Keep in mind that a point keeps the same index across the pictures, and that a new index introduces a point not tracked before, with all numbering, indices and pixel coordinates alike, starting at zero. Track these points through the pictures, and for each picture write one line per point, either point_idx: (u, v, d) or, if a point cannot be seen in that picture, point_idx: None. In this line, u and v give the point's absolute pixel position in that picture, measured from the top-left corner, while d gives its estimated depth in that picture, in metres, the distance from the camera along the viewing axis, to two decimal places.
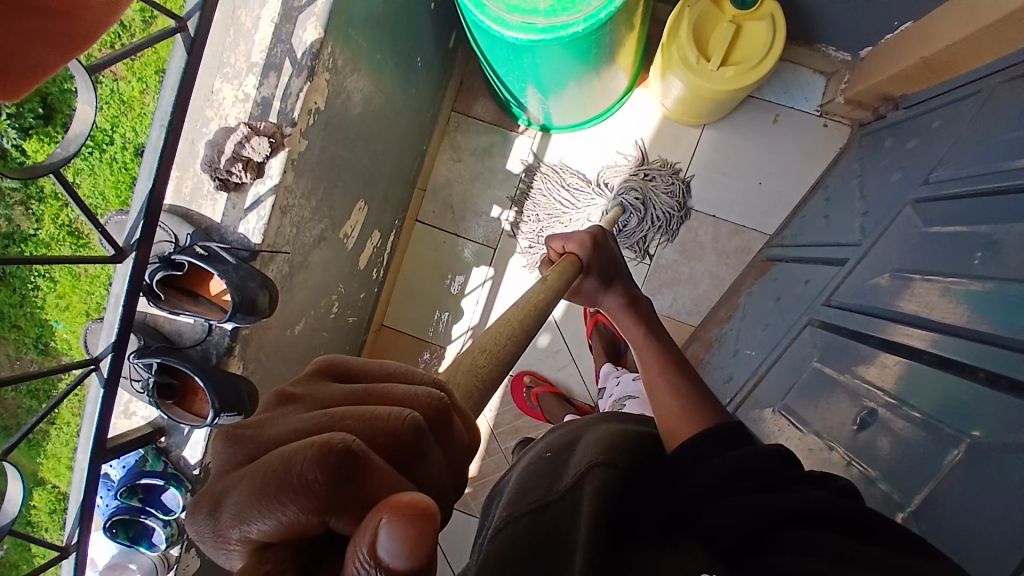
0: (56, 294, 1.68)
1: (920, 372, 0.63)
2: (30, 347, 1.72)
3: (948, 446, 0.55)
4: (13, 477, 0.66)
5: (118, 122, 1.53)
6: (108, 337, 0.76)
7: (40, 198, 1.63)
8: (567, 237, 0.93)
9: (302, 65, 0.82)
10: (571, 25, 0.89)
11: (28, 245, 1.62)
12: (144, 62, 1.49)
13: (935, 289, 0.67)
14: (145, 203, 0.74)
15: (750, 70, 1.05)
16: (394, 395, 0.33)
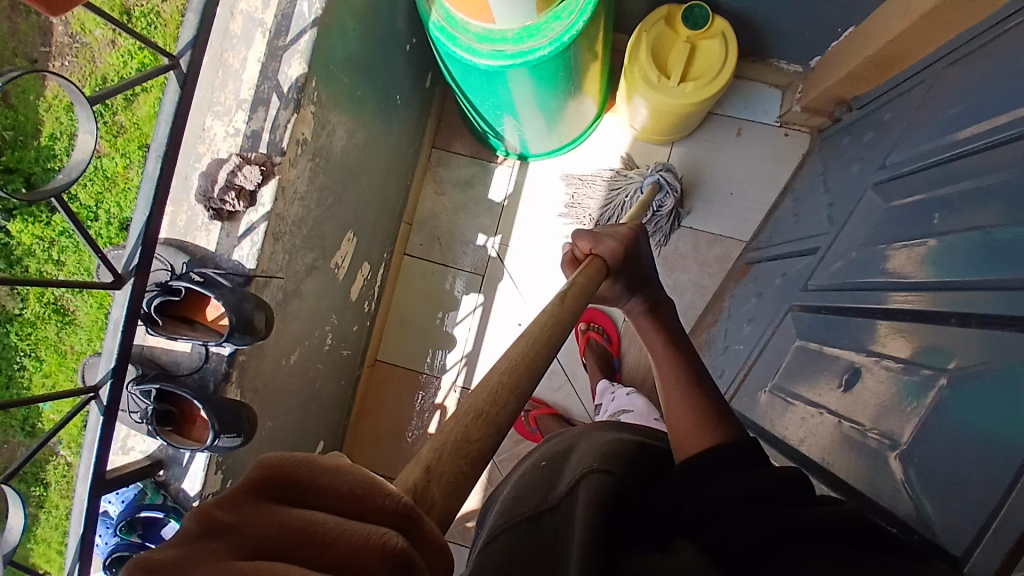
0: (42, 373, 1.67)
1: (896, 328, 0.66)
2: (16, 429, 1.69)
3: (928, 384, 0.58)
4: (15, 507, 0.66)
5: (102, 199, 1.57)
6: (107, 363, 0.77)
7: (25, 277, 1.64)
8: (596, 237, 0.76)
9: (288, 98, 0.87)
10: (537, 49, 0.96)
11: (14, 325, 1.66)
12: (127, 138, 1.54)
13: (903, 253, 0.72)
14: (142, 232, 0.77)
15: (707, 85, 1.13)
16: (346, 538, 0.28)
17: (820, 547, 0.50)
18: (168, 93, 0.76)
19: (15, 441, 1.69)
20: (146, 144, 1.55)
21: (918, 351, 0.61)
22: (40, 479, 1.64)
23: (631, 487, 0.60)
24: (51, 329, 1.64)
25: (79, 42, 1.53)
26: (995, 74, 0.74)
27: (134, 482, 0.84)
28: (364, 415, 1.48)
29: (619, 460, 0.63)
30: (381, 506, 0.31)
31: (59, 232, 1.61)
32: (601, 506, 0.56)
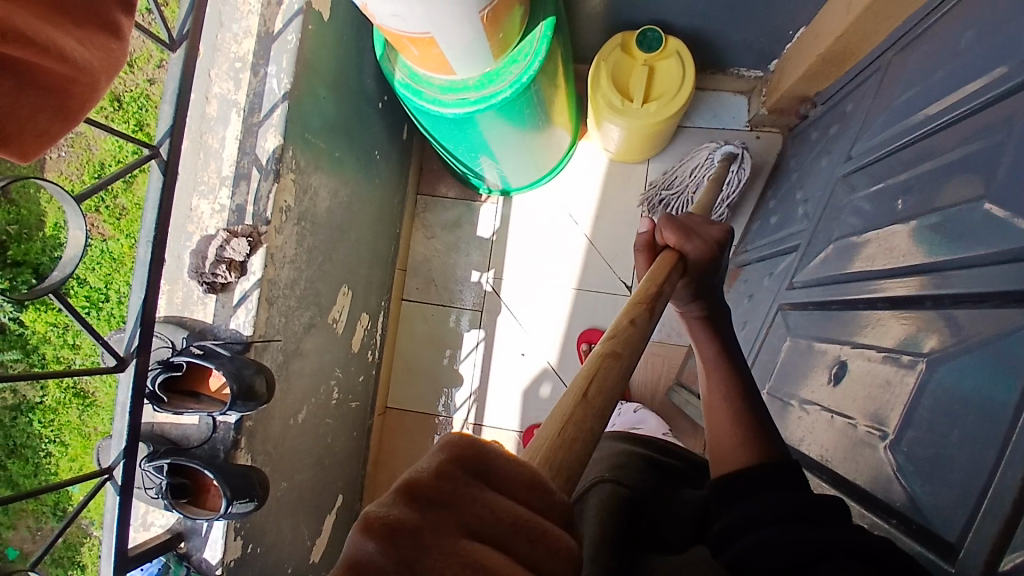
0: (69, 458, 1.66)
1: (873, 316, 0.69)
2: (49, 515, 1.64)
3: (910, 370, 0.60)
4: None
5: (111, 279, 1.60)
6: (119, 445, 0.80)
7: (44, 364, 1.62)
8: (685, 233, 0.71)
9: (267, 169, 0.91)
10: (498, 92, 1.00)
11: (37, 412, 1.64)
12: (129, 219, 1.58)
13: (874, 242, 0.74)
14: (139, 314, 0.80)
15: (669, 102, 1.16)
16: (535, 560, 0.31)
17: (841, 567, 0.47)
18: (152, 181, 0.81)
19: (49, 527, 1.64)
20: None
21: (899, 334, 0.63)
22: (76, 561, 1.59)
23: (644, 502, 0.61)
24: (74, 413, 1.65)
25: (73, 132, 1.49)
26: (938, 58, 0.77)
27: (157, 556, 0.86)
28: (380, 465, 1.50)
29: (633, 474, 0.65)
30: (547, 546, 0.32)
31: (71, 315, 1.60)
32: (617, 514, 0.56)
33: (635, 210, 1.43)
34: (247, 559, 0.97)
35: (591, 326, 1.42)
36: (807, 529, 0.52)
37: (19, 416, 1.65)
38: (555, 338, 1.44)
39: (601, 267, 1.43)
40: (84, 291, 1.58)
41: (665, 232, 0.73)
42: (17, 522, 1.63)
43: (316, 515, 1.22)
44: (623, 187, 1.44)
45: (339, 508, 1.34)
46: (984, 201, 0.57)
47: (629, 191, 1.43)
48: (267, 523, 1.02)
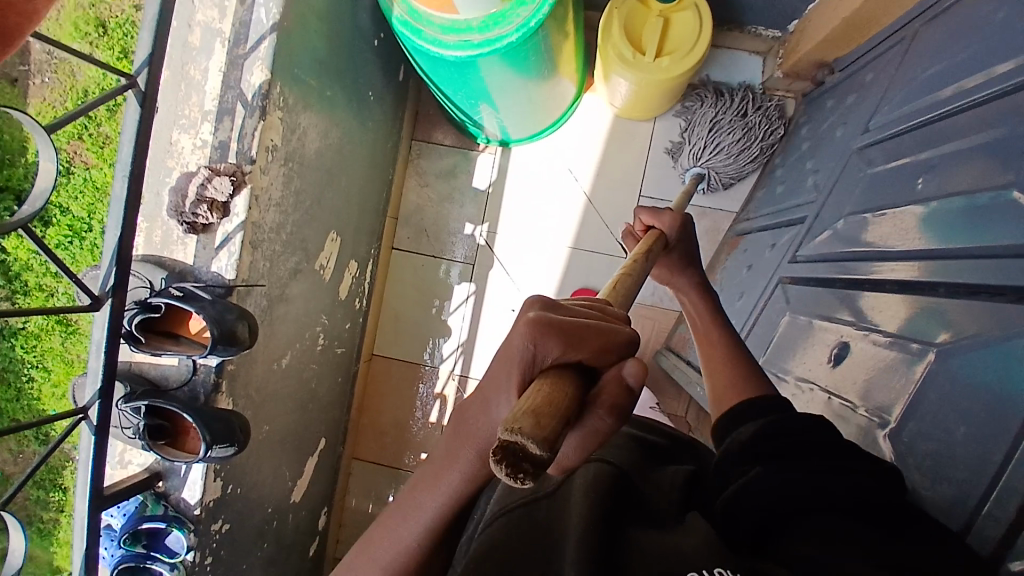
0: (52, 384, 1.65)
1: (881, 299, 0.67)
2: (31, 440, 1.65)
3: (917, 358, 0.59)
4: (13, 530, 0.68)
5: (94, 209, 1.55)
6: (94, 384, 0.78)
7: (26, 291, 1.59)
8: (655, 211, 0.87)
9: (253, 105, 0.86)
10: (504, 36, 0.93)
11: (19, 338, 1.62)
12: (113, 148, 1.51)
13: (887, 221, 0.71)
14: (115, 253, 0.77)
15: (684, 58, 1.10)
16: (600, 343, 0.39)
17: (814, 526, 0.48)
18: (130, 112, 0.76)
19: (31, 451, 1.66)
20: None
21: (908, 321, 0.61)
22: (58, 485, 1.60)
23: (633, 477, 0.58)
24: (57, 340, 1.63)
25: (57, 57, 1.41)
26: (968, 32, 0.72)
27: (134, 495, 0.86)
28: (364, 411, 1.51)
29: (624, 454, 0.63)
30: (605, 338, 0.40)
31: (54, 244, 1.55)
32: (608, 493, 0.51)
33: (637, 169, 1.38)
34: (227, 499, 0.98)
35: (584, 286, 1.40)
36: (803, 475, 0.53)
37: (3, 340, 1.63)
38: (546, 296, 1.42)
39: (598, 226, 1.40)
40: (66, 220, 1.53)
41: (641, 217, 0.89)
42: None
43: (298, 457, 1.24)
44: (626, 145, 1.39)
45: (322, 451, 1.36)
46: (1009, 189, 0.55)
47: (633, 149, 1.38)
48: (248, 464, 1.03)
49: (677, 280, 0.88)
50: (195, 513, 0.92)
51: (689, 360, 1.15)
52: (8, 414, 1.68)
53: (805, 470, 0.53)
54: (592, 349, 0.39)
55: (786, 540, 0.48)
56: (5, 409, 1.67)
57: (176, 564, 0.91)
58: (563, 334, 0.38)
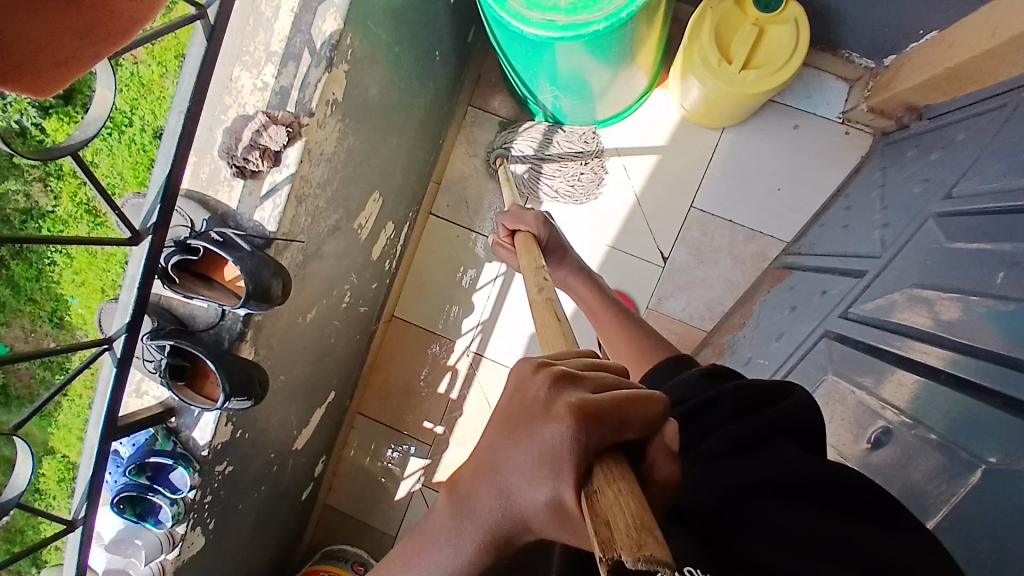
0: (72, 271, 1.64)
1: (936, 393, 0.66)
2: (44, 320, 1.67)
3: (965, 469, 0.59)
4: (23, 454, 0.69)
5: (137, 105, 1.53)
6: (123, 317, 0.78)
7: (59, 175, 1.61)
8: (517, 216, 0.98)
9: (320, 56, 0.82)
10: (591, 23, 0.88)
11: (46, 221, 1.62)
12: (164, 46, 1.49)
13: (949, 305, 0.69)
14: (162, 188, 0.75)
15: (771, 75, 1.04)
16: (646, 411, 0.38)
17: (783, 509, 0.48)
18: (195, 44, 0.72)
19: (42, 332, 1.67)
20: (182, 54, 1.49)
21: (959, 425, 0.61)
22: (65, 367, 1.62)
23: None
24: (83, 229, 1.62)
25: None
26: None
27: (147, 428, 0.87)
28: (375, 368, 1.51)
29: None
30: (644, 402, 0.38)
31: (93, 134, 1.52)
32: None
33: (694, 177, 1.32)
34: (234, 443, 0.99)
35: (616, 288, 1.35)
36: (747, 455, 0.53)
37: (28, 221, 1.61)
38: None
39: (642, 230, 1.35)
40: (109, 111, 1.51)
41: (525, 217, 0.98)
42: (12, 320, 1.67)
43: (307, 407, 1.24)
44: (688, 152, 1.32)
45: (330, 403, 1.36)
46: None
47: (695, 157, 1.32)
48: (260, 412, 1.03)
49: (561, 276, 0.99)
50: (202, 454, 0.93)
51: None
52: (24, 292, 1.67)
53: (762, 458, 0.52)
54: (642, 425, 0.38)
55: (762, 514, 0.48)
56: (22, 289, 1.67)
57: (176, 500, 0.92)
58: (612, 423, 0.36)
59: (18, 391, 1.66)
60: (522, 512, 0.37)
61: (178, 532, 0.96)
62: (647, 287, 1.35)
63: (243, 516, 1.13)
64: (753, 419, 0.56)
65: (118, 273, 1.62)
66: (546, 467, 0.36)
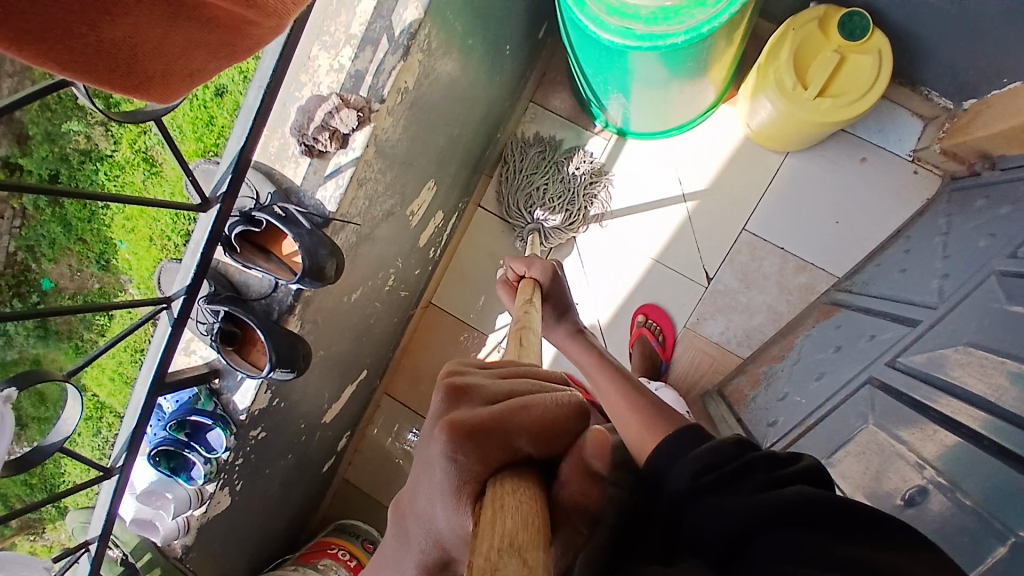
0: (123, 217, 1.65)
1: (981, 462, 0.64)
2: (91, 261, 1.70)
3: (995, 539, 0.59)
4: (72, 400, 0.74)
5: None
6: (184, 279, 0.82)
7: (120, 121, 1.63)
8: (528, 262, 0.99)
9: (398, 43, 0.83)
10: (669, 35, 0.87)
11: (104, 164, 1.66)
12: None
13: (1000, 369, 0.67)
14: (235, 160, 0.77)
15: (845, 105, 1.01)
16: (536, 414, 0.36)
17: None
18: None
19: (89, 273, 1.71)
20: None
21: (1003, 497, 0.60)
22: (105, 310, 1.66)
23: None
24: (138, 176, 1.65)
25: None
26: None
27: (190, 386, 0.90)
28: (408, 351, 1.53)
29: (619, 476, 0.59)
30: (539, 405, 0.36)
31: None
32: None
33: (750, 199, 1.30)
34: (269, 411, 1.01)
35: (653, 301, 1.35)
36: None
37: (87, 162, 1.66)
38: (614, 299, 1.37)
39: (690, 245, 1.33)
40: None
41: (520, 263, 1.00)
42: (60, 258, 1.72)
43: (339, 382, 1.27)
44: (748, 173, 1.30)
45: (361, 381, 1.39)
46: None
47: (753, 179, 1.30)
48: (297, 384, 1.06)
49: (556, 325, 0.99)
50: (239, 418, 0.95)
51: (741, 417, 1.11)
52: (76, 233, 1.69)
53: None
54: (537, 432, 0.35)
55: None
56: (73, 227, 1.69)
57: (210, 459, 0.96)
58: (497, 445, 0.34)
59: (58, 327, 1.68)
60: (442, 541, 0.36)
61: (206, 492, 0.98)
62: (687, 304, 1.33)
63: (268, 481, 1.16)
64: (779, 473, 0.49)
65: (171, 225, 1.59)
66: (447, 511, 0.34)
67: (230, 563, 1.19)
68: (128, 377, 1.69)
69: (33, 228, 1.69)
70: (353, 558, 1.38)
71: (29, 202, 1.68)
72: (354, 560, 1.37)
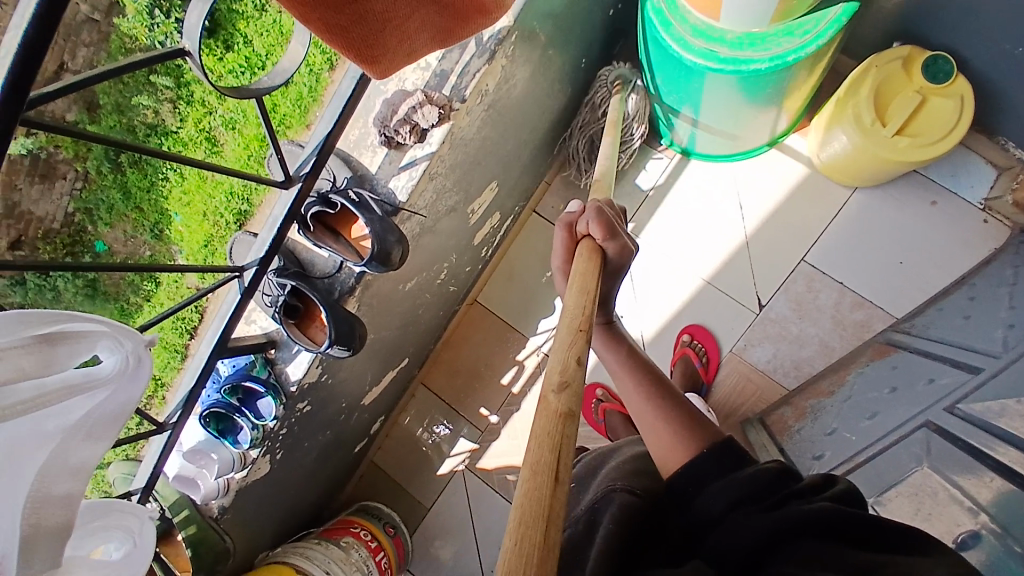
0: (181, 189, 1.70)
1: None
2: (146, 229, 1.76)
3: None
4: None
5: (273, 51, 1.61)
6: (258, 251, 0.86)
7: (189, 101, 1.71)
8: (609, 229, 0.71)
9: (485, 46, 0.86)
10: (753, 61, 0.87)
11: (169, 140, 1.73)
12: None
13: None
14: (321, 144, 0.81)
15: (923, 147, 1.00)
16: None
17: (802, 551, 0.54)
18: None
19: (142, 240, 1.77)
20: None
21: None
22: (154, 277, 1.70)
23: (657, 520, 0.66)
24: (199, 153, 1.70)
25: None
26: None
27: (249, 353, 0.94)
28: (448, 345, 1.56)
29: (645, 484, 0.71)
30: None
31: (228, 69, 1.62)
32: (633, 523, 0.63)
33: (811, 231, 1.28)
34: (319, 385, 1.05)
35: (700, 323, 1.34)
36: (760, 512, 0.59)
37: (152, 136, 1.73)
38: (659, 317, 1.36)
39: (743, 271, 1.32)
40: (246, 52, 1.61)
41: (590, 224, 0.72)
42: (115, 223, 1.79)
43: (382, 367, 1.30)
44: (811, 204, 1.29)
45: (401, 369, 1.42)
46: None
47: (816, 211, 1.28)
48: (346, 363, 1.09)
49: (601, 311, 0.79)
50: (290, 389, 0.99)
51: (783, 447, 1.10)
52: (134, 202, 1.76)
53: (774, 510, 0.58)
54: None
55: (777, 564, 0.54)
56: (132, 195, 1.76)
57: (257, 426, 0.99)
58: None
59: (107, 288, 1.71)
60: None
61: (250, 456, 1.02)
62: (735, 329, 1.32)
63: (306, 452, 1.20)
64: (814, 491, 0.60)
65: (223, 202, 1.63)
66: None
67: (260, 527, 1.24)
68: (173, 347, 1.61)
69: (95, 191, 1.77)
70: (375, 540, 1.41)
71: (92, 166, 1.75)
72: (376, 541, 1.40)
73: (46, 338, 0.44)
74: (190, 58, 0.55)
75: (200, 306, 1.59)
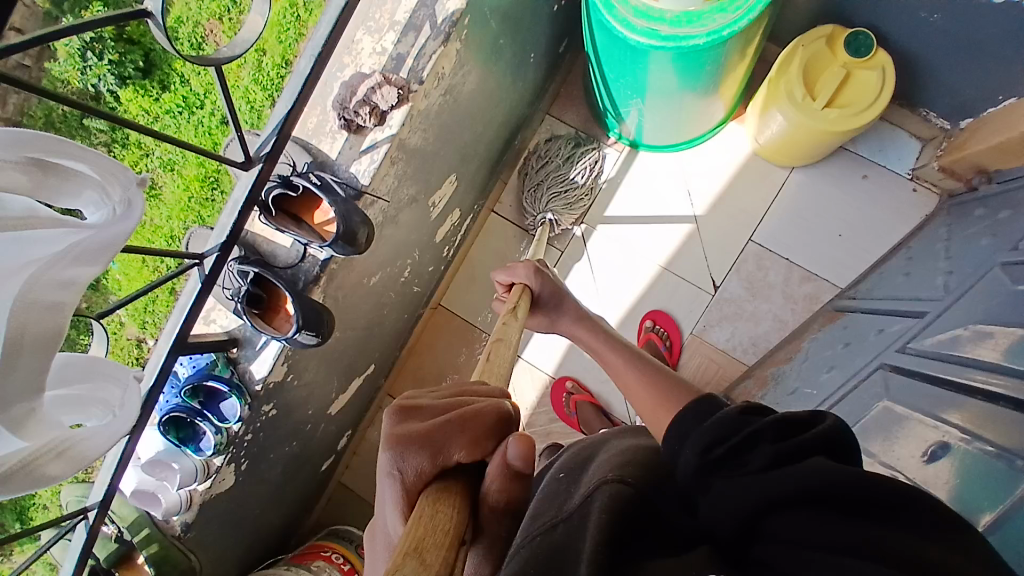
0: None
1: None
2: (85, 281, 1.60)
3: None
4: (97, 341, 0.66)
5: (211, 89, 1.53)
6: (218, 238, 0.83)
7: (124, 143, 1.58)
8: (509, 270, 0.96)
9: (440, 30, 0.89)
10: (692, 37, 0.93)
11: None
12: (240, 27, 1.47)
13: (1008, 336, 0.71)
14: (280, 123, 0.79)
15: (852, 117, 1.09)
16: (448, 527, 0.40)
17: (797, 519, 0.47)
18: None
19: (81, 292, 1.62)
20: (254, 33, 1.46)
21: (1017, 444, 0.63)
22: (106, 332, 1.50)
23: (649, 499, 0.55)
24: None
25: None
26: None
27: (209, 351, 0.89)
28: (413, 354, 1.53)
29: (635, 469, 0.59)
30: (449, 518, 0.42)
31: (165, 109, 1.53)
32: (623, 512, 0.51)
33: (756, 212, 1.35)
34: (283, 387, 1.01)
35: (661, 308, 1.38)
36: (756, 476, 0.51)
37: None
38: (621, 306, 1.39)
39: (698, 255, 1.37)
40: (184, 91, 1.53)
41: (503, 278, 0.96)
42: None
43: (347, 374, 1.26)
44: (755, 185, 1.36)
45: (367, 376, 1.38)
46: None
47: (760, 191, 1.35)
48: (311, 363, 1.06)
49: (563, 322, 0.95)
50: (255, 389, 0.95)
51: None
52: None
53: (770, 476, 0.50)
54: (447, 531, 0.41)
55: (772, 539, 0.47)
56: None
57: (221, 429, 0.95)
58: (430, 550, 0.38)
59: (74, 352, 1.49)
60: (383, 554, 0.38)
61: (213, 465, 0.97)
62: (694, 311, 1.36)
63: (271, 466, 1.14)
64: (787, 442, 0.51)
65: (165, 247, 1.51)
66: (401, 506, 0.47)
67: (222, 554, 1.15)
68: None
69: None
70: (348, 563, 1.33)
71: None
72: (347, 563, 1.32)
73: (38, 164, 0.42)
74: (153, 21, 0.54)
75: (142, 356, 1.48)
